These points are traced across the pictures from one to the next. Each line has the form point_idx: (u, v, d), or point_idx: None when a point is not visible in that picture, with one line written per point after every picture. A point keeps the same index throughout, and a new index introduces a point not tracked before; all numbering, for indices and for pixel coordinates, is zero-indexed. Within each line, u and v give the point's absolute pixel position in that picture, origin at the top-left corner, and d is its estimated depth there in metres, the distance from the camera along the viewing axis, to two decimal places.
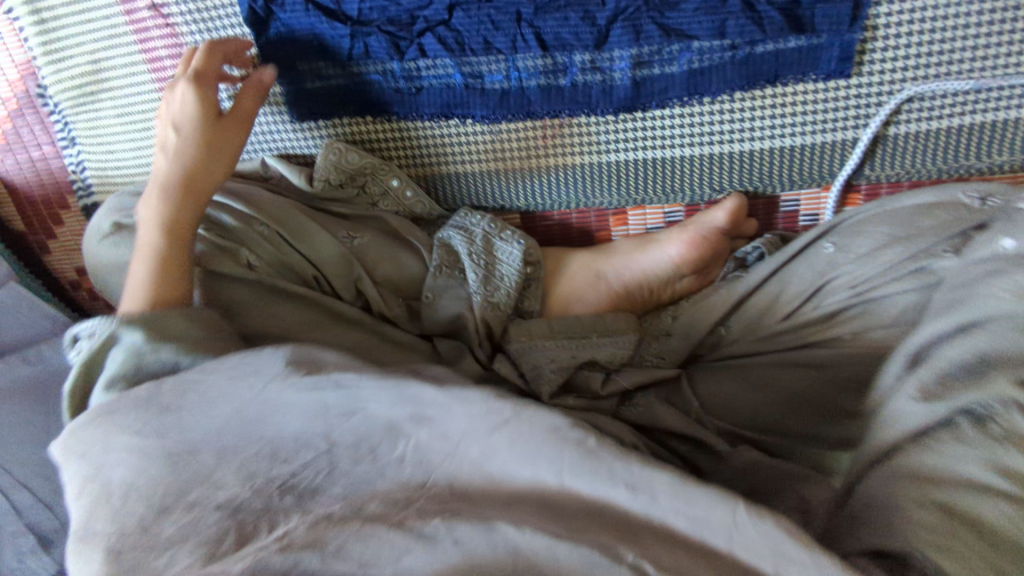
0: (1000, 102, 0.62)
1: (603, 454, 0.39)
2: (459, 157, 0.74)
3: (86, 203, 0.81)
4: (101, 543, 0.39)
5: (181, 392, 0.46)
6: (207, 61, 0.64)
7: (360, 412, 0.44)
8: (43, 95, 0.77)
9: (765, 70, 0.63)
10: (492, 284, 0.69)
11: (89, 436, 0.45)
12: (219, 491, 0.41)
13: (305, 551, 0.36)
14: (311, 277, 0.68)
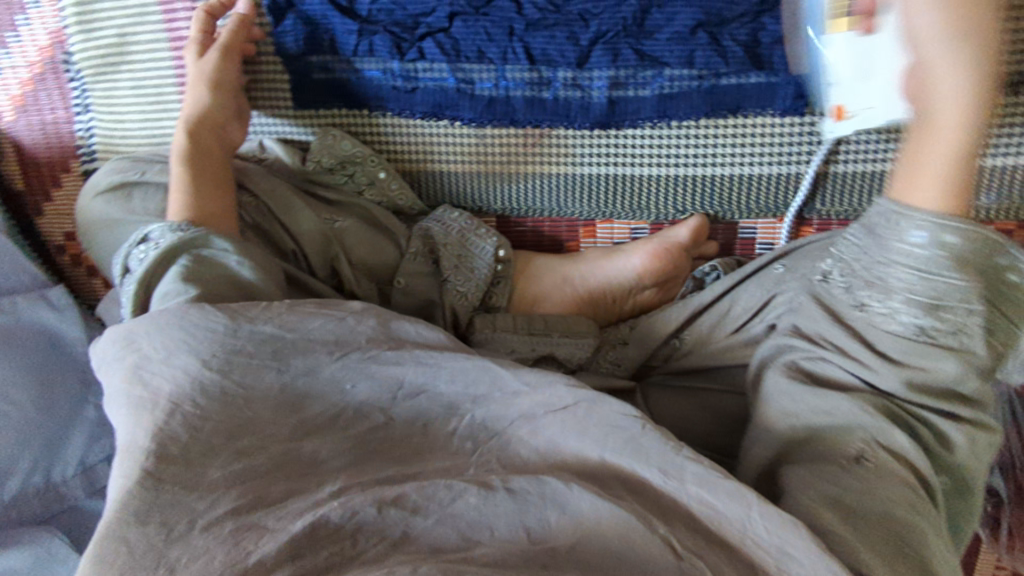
0: None
1: (645, 443, 0.48)
2: (444, 156, 0.78)
3: (89, 168, 0.85)
4: (139, 457, 0.46)
5: (253, 338, 0.53)
6: (201, 22, 0.73)
7: (428, 391, 0.54)
8: (68, 62, 0.81)
9: (727, 100, 0.69)
10: (462, 274, 0.74)
11: (161, 344, 0.53)
12: (271, 444, 0.49)
13: (364, 505, 0.44)
14: (291, 251, 0.73)
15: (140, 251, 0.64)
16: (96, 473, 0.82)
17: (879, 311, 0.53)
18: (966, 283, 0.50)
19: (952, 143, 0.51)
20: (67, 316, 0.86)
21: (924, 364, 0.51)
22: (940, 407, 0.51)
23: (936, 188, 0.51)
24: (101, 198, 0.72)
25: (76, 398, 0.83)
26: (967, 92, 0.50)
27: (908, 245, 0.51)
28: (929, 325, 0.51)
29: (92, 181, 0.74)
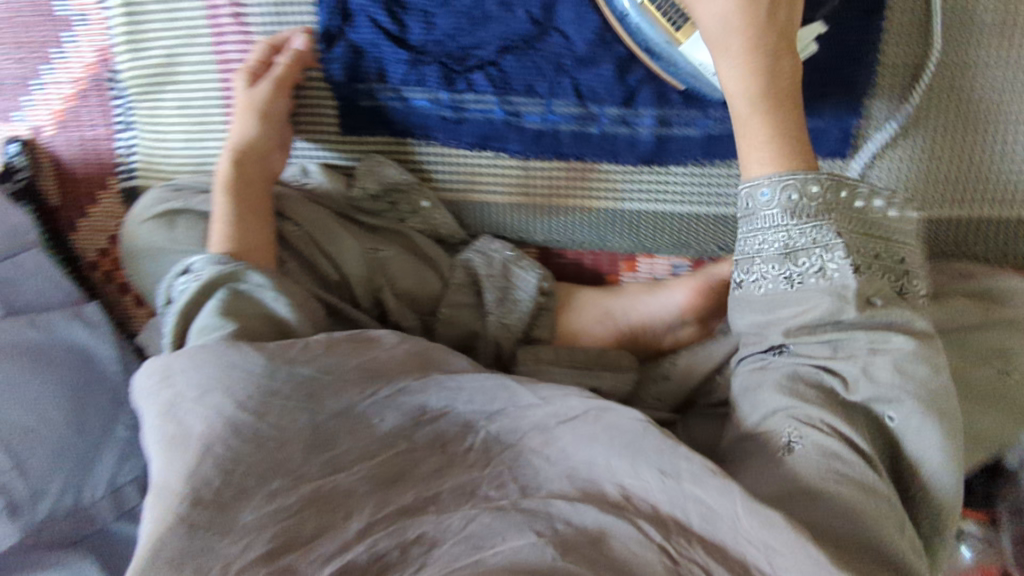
0: (988, 199, 0.68)
1: (644, 446, 0.53)
2: (489, 187, 0.78)
3: (126, 185, 0.85)
4: (175, 500, 0.48)
5: (289, 378, 0.56)
6: (261, 52, 0.73)
7: (449, 414, 0.58)
8: (113, 79, 0.81)
9: None
10: (506, 306, 0.74)
11: (196, 383, 0.55)
12: (303, 483, 0.51)
13: (389, 546, 0.49)
14: (336, 282, 0.74)
15: (181, 282, 0.66)
16: (124, 494, 0.81)
17: (751, 281, 0.60)
18: (817, 227, 0.55)
19: (762, 107, 0.58)
20: (100, 332, 0.85)
21: (795, 305, 0.56)
22: (841, 359, 0.54)
23: (764, 152, 0.58)
24: (149, 222, 0.72)
25: None
26: (760, 67, 0.58)
27: (762, 214, 0.58)
28: (795, 271, 0.56)
29: (140, 207, 0.74)
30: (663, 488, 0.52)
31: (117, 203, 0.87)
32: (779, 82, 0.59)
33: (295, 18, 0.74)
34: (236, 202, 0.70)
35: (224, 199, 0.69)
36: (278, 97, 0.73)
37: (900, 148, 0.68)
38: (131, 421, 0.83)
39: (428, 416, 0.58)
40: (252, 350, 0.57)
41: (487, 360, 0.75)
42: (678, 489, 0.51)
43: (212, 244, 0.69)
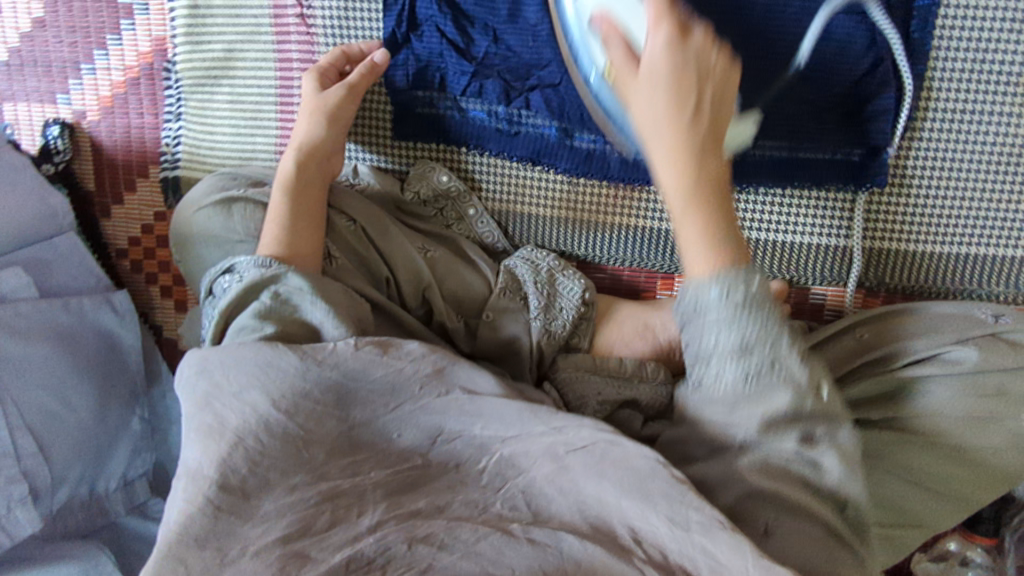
0: (1000, 241, 0.73)
1: (654, 487, 0.49)
2: (535, 201, 0.81)
3: (168, 175, 0.85)
4: (205, 485, 0.47)
5: (320, 383, 0.54)
6: (334, 58, 0.75)
7: (462, 438, 0.55)
8: (168, 70, 0.83)
9: (812, 173, 0.73)
10: (551, 313, 0.76)
11: (234, 375, 0.53)
12: (322, 482, 0.50)
13: (395, 541, 0.47)
14: (384, 279, 0.75)
15: (225, 280, 0.65)
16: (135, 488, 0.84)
17: (707, 377, 0.55)
18: (764, 320, 0.52)
19: (694, 196, 0.55)
20: (128, 323, 0.84)
21: (758, 405, 0.52)
22: (807, 450, 0.53)
23: (699, 244, 0.55)
24: (204, 211, 0.72)
25: (128, 406, 0.82)
26: (689, 164, 0.54)
27: (707, 314, 0.53)
28: (751, 368, 0.52)
29: (191, 199, 0.75)
30: (672, 535, 0.47)
31: (155, 192, 0.87)
32: (709, 174, 0.55)
33: (360, 30, 0.77)
34: (293, 200, 0.70)
35: (282, 193, 0.69)
36: (347, 102, 0.74)
37: (928, 188, 0.73)
38: (145, 415, 0.85)
39: (448, 435, 0.55)
40: (288, 348, 0.55)
41: (530, 367, 0.75)
42: (687, 538, 0.46)
43: (263, 246, 0.68)
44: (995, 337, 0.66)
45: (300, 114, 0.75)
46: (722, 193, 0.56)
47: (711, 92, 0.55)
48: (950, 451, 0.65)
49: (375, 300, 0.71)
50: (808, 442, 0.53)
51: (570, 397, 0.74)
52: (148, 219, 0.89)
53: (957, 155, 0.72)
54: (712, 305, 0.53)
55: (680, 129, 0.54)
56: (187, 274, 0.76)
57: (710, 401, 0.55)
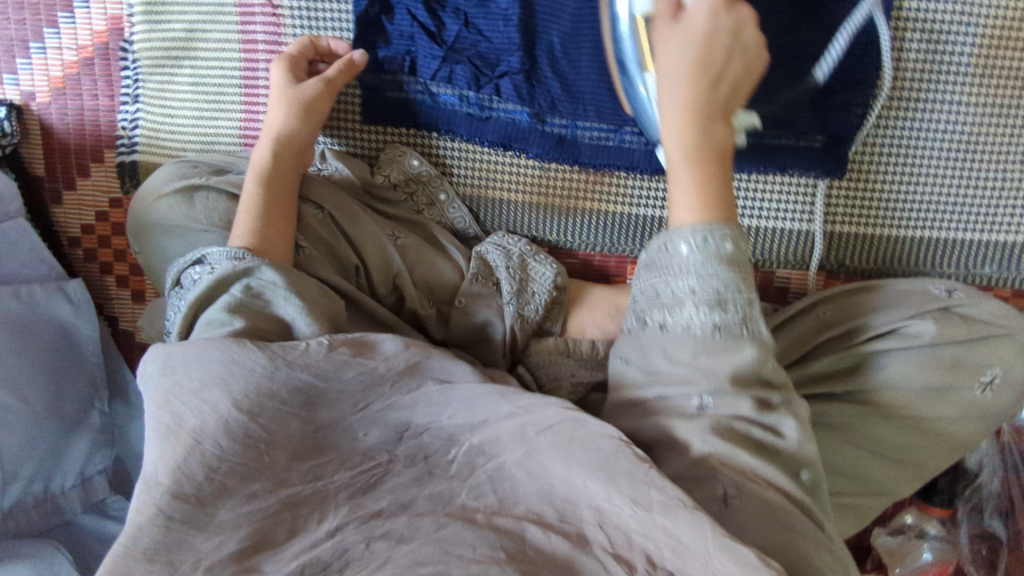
0: (952, 224, 0.77)
1: (622, 472, 0.46)
2: (506, 186, 0.81)
3: (124, 160, 0.82)
4: (159, 495, 0.45)
5: (289, 383, 0.52)
6: (301, 45, 0.74)
7: (429, 431, 0.54)
8: (124, 49, 0.80)
9: (779, 159, 0.76)
10: (524, 298, 0.75)
11: (195, 373, 0.51)
12: (283, 488, 0.48)
13: (353, 541, 0.45)
14: (354, 267, 0.73)
15: (195, 272, 0.63)
16: (93, 485, 0.81)
17: (677, 325, 0.53)
18: (741, 276, 0.52)
19: (694, 153, 0.56)
20: (82, 312, 0.82)
21: (725, 355, 0.51)
22: (763, 415, 0.51)
23: (691, 194, 0.54)
24: (166, 200, 0.70)
25: (83, 402, 0.79)
26: (699, 124, 0.56)
27: (680, 259, 0.53)
28: (723, 320, 0.51)
29: (153, 187, 0.72)
30: (635, 517, 0.45)
31: (109, 178, 0.84)
32: (716, 138, 0.57)
33: (329, 14, 0.76)
34: (266, 185, 0.69)
35: (254, 177, 0.68)
36: (323, 97, 0.73)
37: (882, 174, 0.77)
38: (104, 408, 0.82)
39: (414, 431, 0.54)
40: (257, 348, 0.53)
41: (503, 353, 0.74)
42: (649, 519, 0.44)
43: (234, 239, 0.65)
44: (955, 312, 0.68)
45: (271, 104, 0.73)
46: (724, 161, 0.57)
47: (737, 66, 0.58)
48: (911, 424, 0.68)
49: (347, 287, 0.70)
50: (767, 407, 0.51)
51: (545, 378, 0.74)
52: (102, 206, 0.85)
53: (912, 141, 0.75)
54: (691, 256, 0.53)
55: (699, 88, 0.56)
56: (146, 265, 0.73)
57: (673, 351, 0.53)
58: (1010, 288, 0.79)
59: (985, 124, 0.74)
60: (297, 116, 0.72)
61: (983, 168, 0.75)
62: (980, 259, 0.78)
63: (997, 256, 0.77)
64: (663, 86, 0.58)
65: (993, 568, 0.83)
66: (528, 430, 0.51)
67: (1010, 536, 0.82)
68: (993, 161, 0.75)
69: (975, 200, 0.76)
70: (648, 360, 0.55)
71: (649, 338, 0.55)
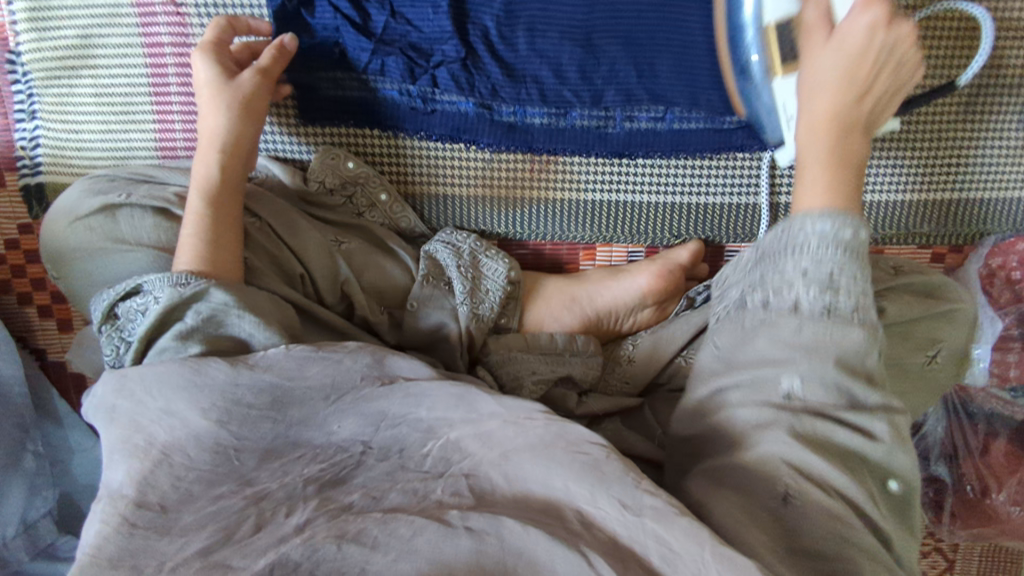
0: (910, 187, 0.79)
1: (610, 472, 0.45)
2: (454, 180, 0.79)
3: (29, 182, 0.75)
4: (122, 505, 0.45)
5: (253, 387, 0.51)
6: (216, 32, 0.67)
7: (404, 421, 0.50)
8: (14, 62, 0.73)
9: (735, 144, 0.75)
10: (478, 295, 0.73)
11: (158, 391, 0.50)
12: (249, 486, 0.46)
13: (325, 542, 0.41)
14: (300, 276, 0.69)
15: (136, 302, 0.58)
16: (37, 531, 0.78)
17: (782, 303, 0.52)
18: (858, 264, 0.50)
19: (829, 163, 0.57)
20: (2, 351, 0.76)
21: (831, 338, 0.49)
22: (854, 415, 0.48)
23: (822, 186, 0.56)
24: (87, 219, 0.64)
25: (11, 447, 0.75)
26: (841, 133, 0.58)
27: (795, 236, 0.53)
28: (834, 303, 0.50)
29: (67, 208, 0.66)
30: (622, 521, 0.43)
31: (15, 204, 0.77)
32: (853, 151, 0.58)
33: (238, 8, 0.70)
34: (213, 207, 0.64)
35: (201, 197, 0.63)
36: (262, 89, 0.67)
37: None
38: (38, 450, 0.79)
39: (391, 420, 0.51)
40: (217, 359, 0.52)
41: (460, 356, 0.71)
42: (638, 524, 0.42)
43: (180, 263, 0.61)
44: (904, 288, 0.69)
45: (202, 105, 0.66)
46: (861, 169, 0.58)
47: (883, 82, 0.58)
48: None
49: (295, 298, 0.66)
50: (862, 405, 0.48)
51: (506, 378, 0.72)
52: (10, 234, 0.79)
53: None
54: (810, 238, 0.52)
55: (843, 101, 0.58)
56: (68, 291, 0.66)
57: (765, 338, 0.52)
58: (949, 243, 0.82)
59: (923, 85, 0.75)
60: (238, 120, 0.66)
61: (924, 129, 0.77)
62: (922, 219, 0.80)
63: (938, 216, 0.80)
64: (806, 100, 0.59)
65: (940, 509, 0.88)
66: (510, 430, 0.48)
67: (954, 480, 0.86)
68: (952, 119, 0.76)
69: (932, 161, 0.78)
70: (749, 339, 0.53)
71: (753, 319, 0.54)
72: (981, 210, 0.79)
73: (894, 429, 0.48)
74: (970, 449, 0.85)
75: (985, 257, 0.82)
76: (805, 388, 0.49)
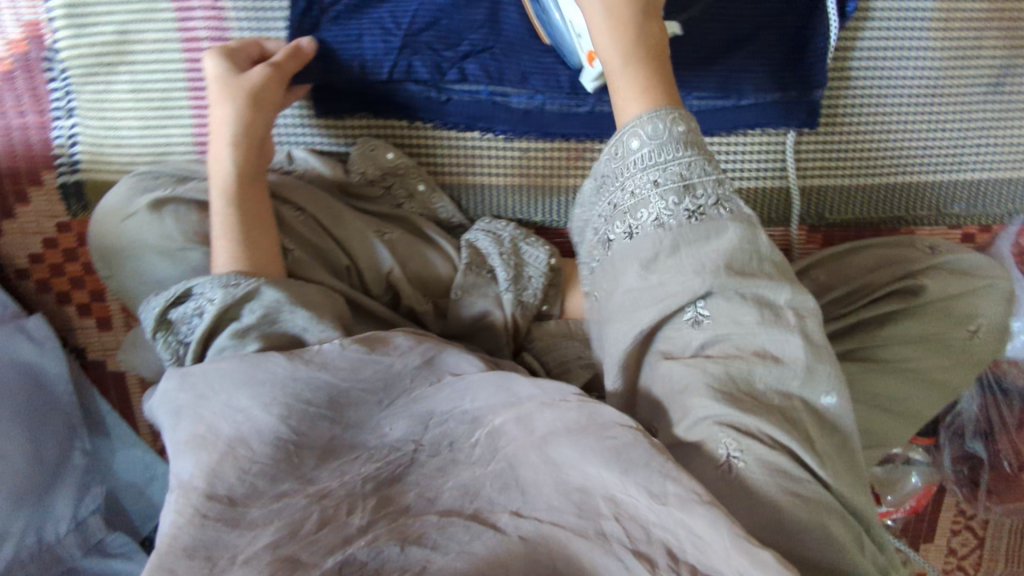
0: (940, 168, 0.79)
1: (638, 462, 0.42)
2: (489, 170, 0.79)
3: (67, 181, 0.76)
4: (194, 497, 0.46)
5: (312, 385, 0.51)
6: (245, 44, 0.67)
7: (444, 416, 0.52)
8: (51, 58, 0.72)
9: (748, 118, 0.74)
10: (522, 282, 0.73)
11: (219, 385, 0.51)
12: (311, 485, 0.48)
13: (387, 544, 0.43)
14: (346, 267, 0.70)
15: (190, 304, 0.58)
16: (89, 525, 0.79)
17: (642, 221, 0.52)
18: (699, 157, 0.52)
19: (631, 60, 0.55)
20: (47, 350, 0.77)
21: (707, 244, 0.49)
22: (765, 330, 0.48)
23: (633, 91, 0.54)
24: (135, 217, 0.63)
25: (62, 442, 0.76)
26: (631, 29, 0.55)
27: (642, 155, 0.52)
28: (695, 204, 0.50)
29: (114, 208, 0.65)
30: (652, 509, 0.42)
31: (53, 202, 0.77)
32: (651, 46, 0.56)
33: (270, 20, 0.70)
34: (234, 202, 0.63)
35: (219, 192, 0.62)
36: (272, 80, 0.66)
37: (855, 124, 0.78)
38: (85, 447, 0.79)
39: (438, 418, 0.52)
40: (272, 355, 0.51)
41: (501, 343, 0.72)
42: (665, 512, 0.41)
43: (219, 264, 0.61)
44: (940, 268, 0.72)
45: (213, 101, 0.66)
46: (660, 63, 0.56)
47: None
48: (910, 374, 0.69)
49: (344, 288, 0.67)
50: (771, 317, 0.48)
51: (552, 362, 0.72)
52: (48, 232, 0.78)
53: (900, 90, 0.76)
54: (646, 147, 0.52)
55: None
56: (119, 289, 0.66)
57: (630, 260, 0.52)
58: (976, 224, 0.83)
59: (946, 68, 0.75)
60: (249, 113, 0.64)
61: (950, 111, 0.77)
62: (950, 200, 0.81)
63: (965, 196, 0.80)
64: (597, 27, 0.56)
65: (976, 484, 0.90)
66: (547, 413, 0.47)
67: (990, 456, 0.88)
68: (981, 101, 0.77)
69: (963, 141, 0.78)
70: (620, 275, 0.52)
71: (620, 251, 0.53)
72: (1006, 189, 0.80)
73: (804, 345, 0.48)
74: (1006, 424, 0.86)
75: (1016, 236, 0.83)
76: (712, 310, 0.49)
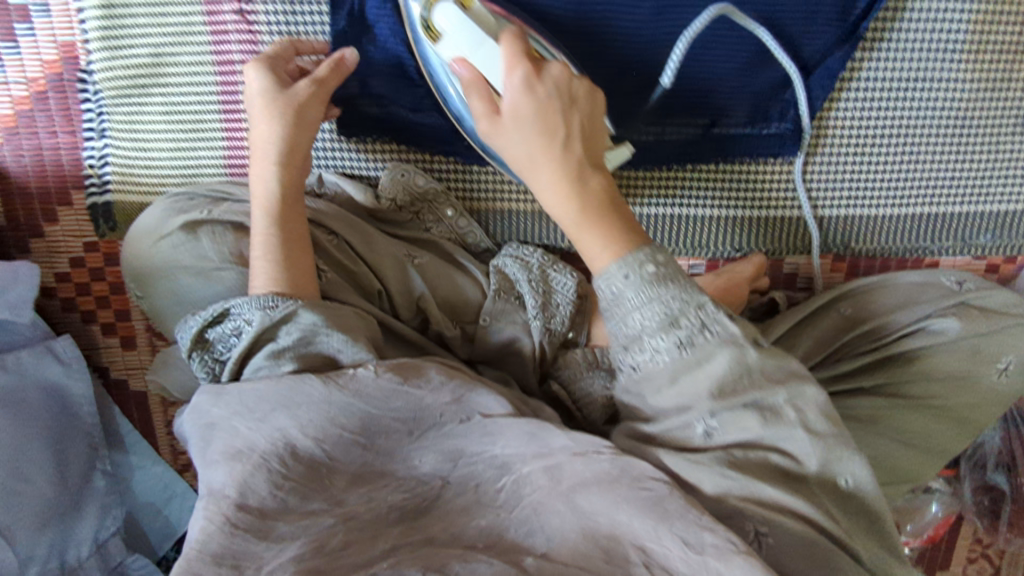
0: (964, 199, 0.79)
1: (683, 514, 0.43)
2: (516, 195, 0.79)
3: (97, 201, 0.76)
4: (223, 505, 0.45)
5: (347, 411, 0.50)
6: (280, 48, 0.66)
7: (484, 457, 0.51)
8: (84, 79, 0.73)
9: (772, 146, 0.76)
10: (549, 310, 0.72)
11: (255, 403, 0.50)
12: (339, 505, 0.48)
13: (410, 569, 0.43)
14: (377, 292, 0.70)
15: (229, 322, 0.58)
16: (109, 550, 0.78)
17: (642, 358, 0.50)
18: (683, 287, 0.50)
19: (585, 209, 0.53)
20: (74, 369, 0.77)
21: (698, 370, 0.49)
22: (773, 429, 0.48)
23: (600, 242, 0.52)
24: (169, 238, 0.64)
25: (85, 465, 0.76)
26: (570, 181, 0.53)
27: (621, 297, 0.50)
28: (683, 337, 0.49)
29: (149, 228, 0.66)
30: (686, 559, 0.42)
31: (81, 220, 0.77)
32: (599, 191, 0.54)
33: (308, 24, 0.70)
34: (276, 224, 0.63)
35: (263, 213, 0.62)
36: (313, 96, 0.65)
37: (882, 153, 0.78)
38: (107, 469, 0.79)
39: (467, 458, 0.51)
40: (310, 377, 0.51)
41: (528, 372, 0.72)
42: (700, 562, 0.42)
43: (256, 287, 0.60)
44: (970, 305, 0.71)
45: (255, 115, 0.65)
46: (615, 203, 0.54)
47: (579, 116, 0.54)
48: (938, 411, 0.69)
49: (377, 313, 0.67)
50: (773, 419, 0.48)
51: (578, 393, 0.71)
52: (76, 252, 0.79)
53: (927, 122, 0.76)
54: (628, 286, 0.50)
55: (555, 156, 0.53)
56: (150, 310, 0.67)
57: (643, 386, 0.52)
58: (1000, 255, 0.83)
59: (972, 100, 0.76)
60: (292, 127, 0.64)
61: (976, 143, 0.77)
62: (974, 231, 0.81)
63: (988, 227, 0.81)
64: (540, 185, 0.54)
65: (995, 516, 0.90)
66: (578, 464, 0.47)
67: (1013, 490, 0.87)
68: (1007, 133, 0.77)
69: (987, 173, 0.78)
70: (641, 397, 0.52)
71: (630, 382, 0.52)
72: None
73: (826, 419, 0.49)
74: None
75: None
76: (719, 422, 0.49)
